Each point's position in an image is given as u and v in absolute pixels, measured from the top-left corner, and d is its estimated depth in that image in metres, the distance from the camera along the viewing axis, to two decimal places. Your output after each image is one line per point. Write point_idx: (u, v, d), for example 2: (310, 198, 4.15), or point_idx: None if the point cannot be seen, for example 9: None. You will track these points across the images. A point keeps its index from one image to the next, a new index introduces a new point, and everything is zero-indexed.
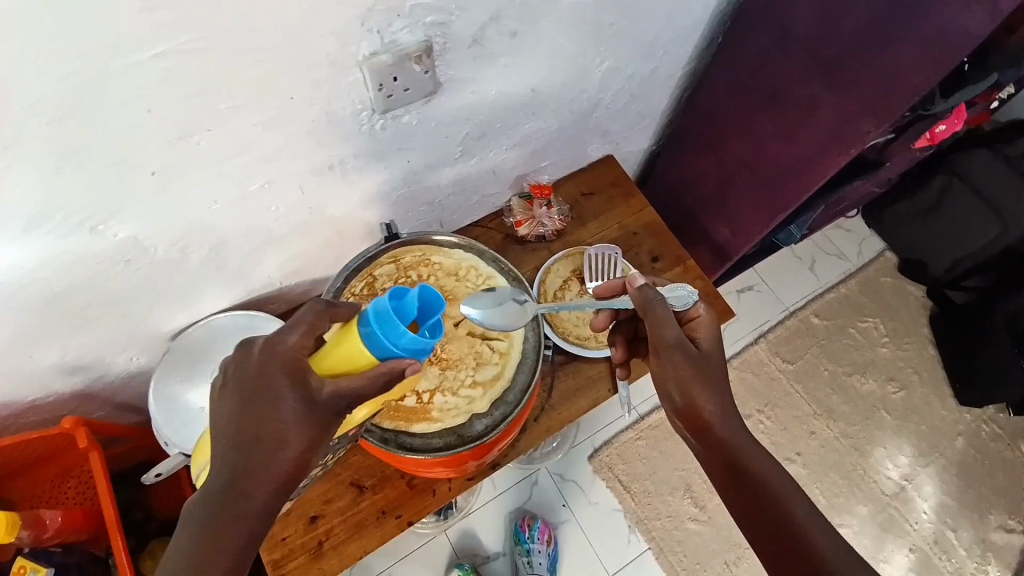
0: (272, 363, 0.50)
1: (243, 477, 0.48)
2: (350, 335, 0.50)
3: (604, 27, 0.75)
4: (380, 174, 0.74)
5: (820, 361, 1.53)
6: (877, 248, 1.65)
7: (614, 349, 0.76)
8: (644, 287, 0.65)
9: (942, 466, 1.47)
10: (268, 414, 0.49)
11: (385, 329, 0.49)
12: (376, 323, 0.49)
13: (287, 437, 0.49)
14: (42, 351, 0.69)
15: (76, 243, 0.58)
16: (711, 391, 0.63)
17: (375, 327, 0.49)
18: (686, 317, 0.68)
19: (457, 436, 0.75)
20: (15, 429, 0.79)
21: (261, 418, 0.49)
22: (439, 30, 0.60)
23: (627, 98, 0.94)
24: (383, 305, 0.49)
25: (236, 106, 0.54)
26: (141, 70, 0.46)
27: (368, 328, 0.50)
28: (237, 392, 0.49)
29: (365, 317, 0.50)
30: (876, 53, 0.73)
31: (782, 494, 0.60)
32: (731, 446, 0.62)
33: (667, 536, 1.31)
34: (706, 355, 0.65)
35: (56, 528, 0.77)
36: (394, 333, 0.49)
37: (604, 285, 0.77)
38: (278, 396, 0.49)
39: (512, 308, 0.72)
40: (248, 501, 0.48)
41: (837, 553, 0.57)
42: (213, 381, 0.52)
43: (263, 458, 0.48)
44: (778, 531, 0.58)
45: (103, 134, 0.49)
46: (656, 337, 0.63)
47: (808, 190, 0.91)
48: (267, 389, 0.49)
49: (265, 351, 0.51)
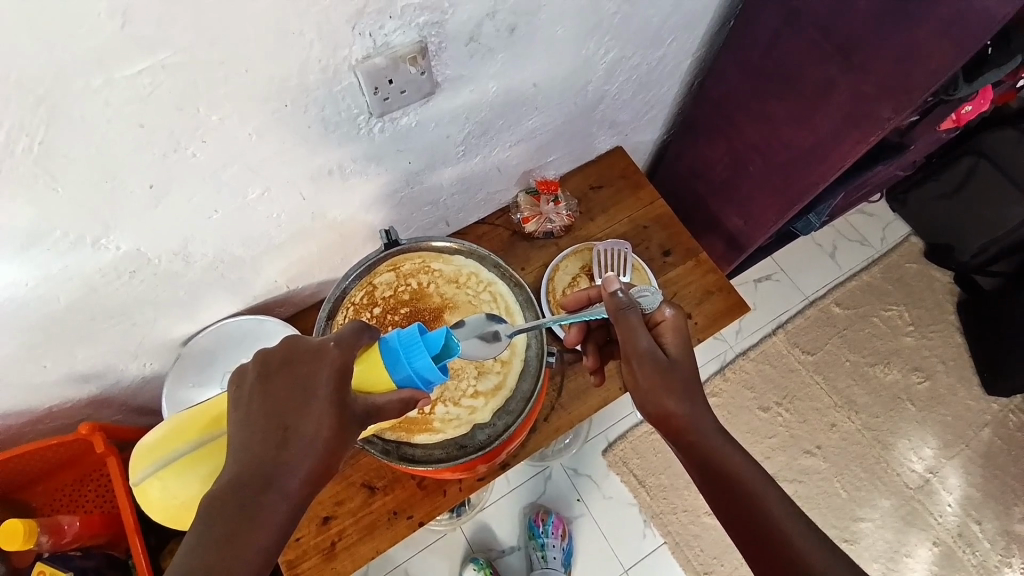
0: (306, 359, 0.50)
1: (274, 469, 0.46)
2: (372, 358, 0.54)
3: (606, 16, 0.72)
4: (380, 176, 0.73)
5: (841, 351, 1.49)
6: (902, 233, 1.59)
7: (586, 357, 0.82)
8: (619, 292, 0.66)
9: (967, 457, 1.42)
10: (304, 407, 0.48)
11: (412, 360, 0.54)
12: (402, 350, 0.54)
13: (320, 429, 0.48)
14: (54, 361, 0.70)
15: (79, 257, 0.59)
16: (681, 398, 0.61)
17: (400, 350, 0.54)
18: (652, 320, 0.66)
19: (459, 446, 0.75)
20: (32, 435, 0.81)
21: (298, 410, 0.48)
22: (434, 30, 0.58)
23: (634, 87, 0.91)
24: (410, 333, 0.54)
25: (227, 117, 0.53)
26: (125, 86, 0.46)
27: (393, 358, 0.54)
28: (263, 391, 0.49)
29: (393, 346, 0.54)
30: (892, 30, 0.69)
31: (761, 492, 0.58)
32: (704, 447, 0.60)
33: (683, 531, 1.30)
34: (673, 362, 0.63)
35: (74, 534, 0.80)
36: (419, 366, 0.54)
37: (573, 299, 0.81)
38: (314, 390, 0.49)
39: (484, 342, 0.67)
40: (277, 497, 0.46)
41: (821, 554, 0.54)
42: (230, 382, 0.51)
43: (294, 451, 0.47)
44: (757, 528, 0.56)
45: (94, 149, 0.49)
46: (629, 345, 0.63)
47: (824, 178, 0.87)
48: (301, 383, 0.49)
49: (263, 360, 0.51)
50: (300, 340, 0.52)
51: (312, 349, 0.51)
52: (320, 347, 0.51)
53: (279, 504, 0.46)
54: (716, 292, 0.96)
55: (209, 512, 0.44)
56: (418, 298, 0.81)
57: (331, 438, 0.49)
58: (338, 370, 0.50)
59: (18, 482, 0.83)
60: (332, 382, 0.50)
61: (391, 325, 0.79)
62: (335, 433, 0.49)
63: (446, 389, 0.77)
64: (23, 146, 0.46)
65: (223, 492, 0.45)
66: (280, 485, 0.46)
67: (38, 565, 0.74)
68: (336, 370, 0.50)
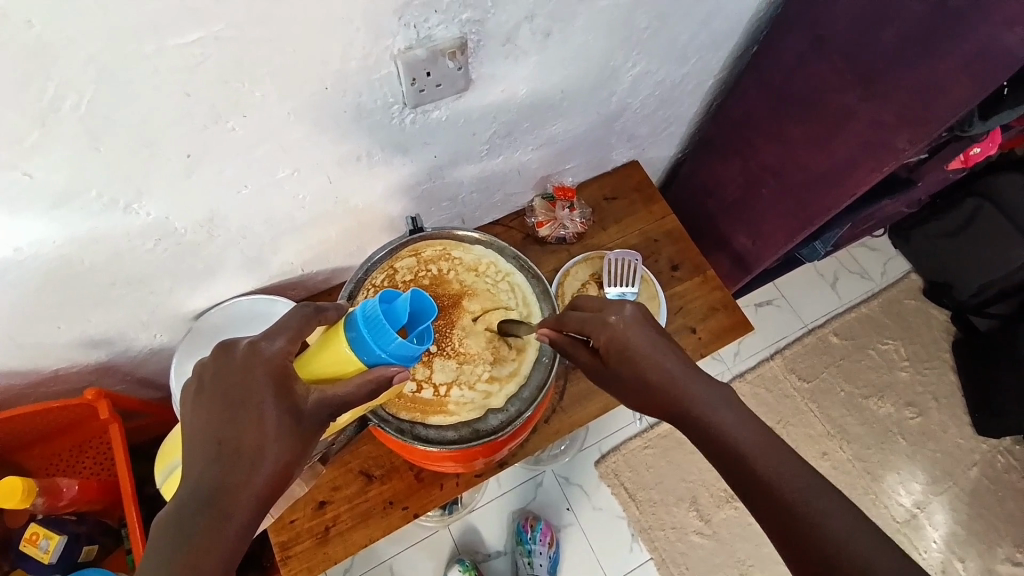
0: (237, 369, 0.52)
1: (221, 482, 0.48)
2: (338, 339, 0.55)
3: (637, 30, 0.75)
4: (405, 167, 0.75)
5: (836, 381, 1.51)
6: (903, 269, 1.62)
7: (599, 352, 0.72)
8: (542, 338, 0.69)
9: (954, 494, 1.43)
10: (244, 416, 0.50)
11: (374, 335, 0.53)
12: (366, 330, 0.53)
13: (263, 443, 0.50)
14: (68, 324, 0.71)
15: (110, 220, 0.60)
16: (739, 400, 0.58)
17: (363, 332, 0.53)
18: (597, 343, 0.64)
19: (472, 429, 0.75)
20: (35, 398, 0.82)
21: (232, 422, 0.50)
22: (475, 27, 0.60)
23: (655, 103, 0.93)
24: (373, 310, 0.53)
25: (269, 95, 0.55)
26: (173, 56, 0.47)
27: (354, 332, 0.54)
28: (197, 404, 0.51)
29: (357, 324, 0.54)
30: (916, 64, 0.70)
31: (798, 475, 0.54)
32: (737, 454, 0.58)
33: (670, 547, 1.30)
34: None
35: (71, 498, 0.78)
36: (383, 339, 0.53)
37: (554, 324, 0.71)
38: (253, 398, 0.50)
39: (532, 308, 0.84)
40: (224, 510, 0.47)
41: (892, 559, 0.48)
42: (188, 384, 0.53)
43: (235, 463, 0.49)
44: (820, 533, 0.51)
45: (140, 115, 0.51)
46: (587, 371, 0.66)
47: (839, 203, 0.90)
48: (238, 392, 0.51)
49: (199, 373, 0.53)
50: (229, 354, 0.53)
51: (242, 359, 0.52)
52: (253, 349, 0.53)
53: (231, 526, 0.47)
54: (720, 309, 0.98)
55: (170, 518, 0.46)
56: (438, 284, 0.81)
57: (282, 450, 0.50)
58: (277, 370, 0.52)
59: (20, 443, 0.83)
60: (273, 391, 0.51)
61: None
62: (281, 438, 0.50)
63: (461, 373, 0.77)
64: (72, 102, 0.47)
65: (184, 498, 0.47)
66: (231, 494, 0.48)
67: (32, 527, 0.75)
68: (272, 373, 0.52)
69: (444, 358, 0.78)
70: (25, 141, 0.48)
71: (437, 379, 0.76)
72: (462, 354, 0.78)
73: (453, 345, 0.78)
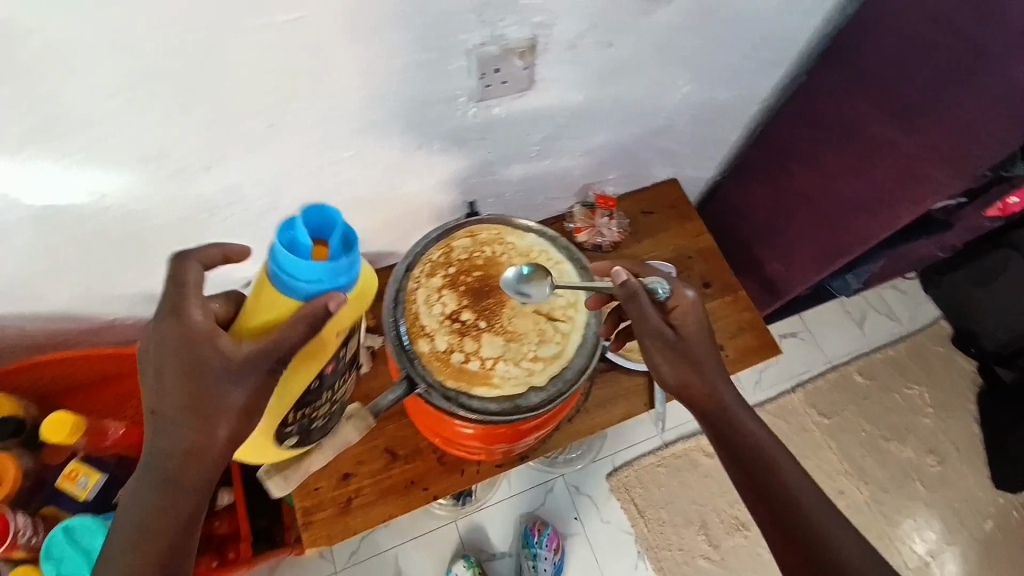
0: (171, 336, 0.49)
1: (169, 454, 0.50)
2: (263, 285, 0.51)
3: (692, 50, 0.78)
4: (460, 160, 0.79)
5: (857, 420, 1.49)
6: (932, 314, 1.61)
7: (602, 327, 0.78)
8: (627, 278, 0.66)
9: (970, 547, 1.40)
10: (178, 388, 0.49)
11: (287, 265, 0.49)
12: (282, 264, 0.49)
13: (218, 413, 0.50)
14: (131, 277, 0.76)
15: (189, 180, 0.64)
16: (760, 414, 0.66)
17: (280, 267, 0.49)
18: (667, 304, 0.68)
19: (514, 405, 0.72)
20: (87, 347, 0.86)
21: (168, 394, 0.49)
22: (545, 31, 0.64)
23: (699, 123, 0.96)
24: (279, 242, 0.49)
25: (349, 77, 0.59)
26: (271, 31, 0.52)
27: (272, 272, 0.50)
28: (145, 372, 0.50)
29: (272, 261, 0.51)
30: (954, 96, 0.73)
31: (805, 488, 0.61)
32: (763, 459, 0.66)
33: (675, 568, 1.29)
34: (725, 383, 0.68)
35: (114, 440, 0.85)
36: (297, 266, 0.49)
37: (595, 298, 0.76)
38: (186, 370, 0.49)
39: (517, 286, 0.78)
40: (175, 480, 0.50)
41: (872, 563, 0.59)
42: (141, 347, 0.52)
43: (172, 434, 0.50)
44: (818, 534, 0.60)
45: (233, 83, 0.55)
46: (641, 326, 0.66)
47: (873, 235, 0.92)
48: (172, 363, 0.49)
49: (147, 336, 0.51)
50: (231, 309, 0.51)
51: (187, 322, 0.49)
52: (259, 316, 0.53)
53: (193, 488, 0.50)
54: (748, 329, 0.99)
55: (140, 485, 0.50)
56: (491, 265, 0.79)
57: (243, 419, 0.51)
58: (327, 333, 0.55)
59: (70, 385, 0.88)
60: None
61: (461, 286, 0.77)
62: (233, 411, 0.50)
63: (508, 349, 0.74)
64: (177, 66, 0.52)
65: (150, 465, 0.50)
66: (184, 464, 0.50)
67: (75, 463, 0.81)
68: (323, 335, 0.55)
69: (492, 334, 0.75)
70: (129, 98, 0.53)
71: (483, 352, 0.73)
72: (510, 331, 0.75)
73: (501, 322, 0.75)
